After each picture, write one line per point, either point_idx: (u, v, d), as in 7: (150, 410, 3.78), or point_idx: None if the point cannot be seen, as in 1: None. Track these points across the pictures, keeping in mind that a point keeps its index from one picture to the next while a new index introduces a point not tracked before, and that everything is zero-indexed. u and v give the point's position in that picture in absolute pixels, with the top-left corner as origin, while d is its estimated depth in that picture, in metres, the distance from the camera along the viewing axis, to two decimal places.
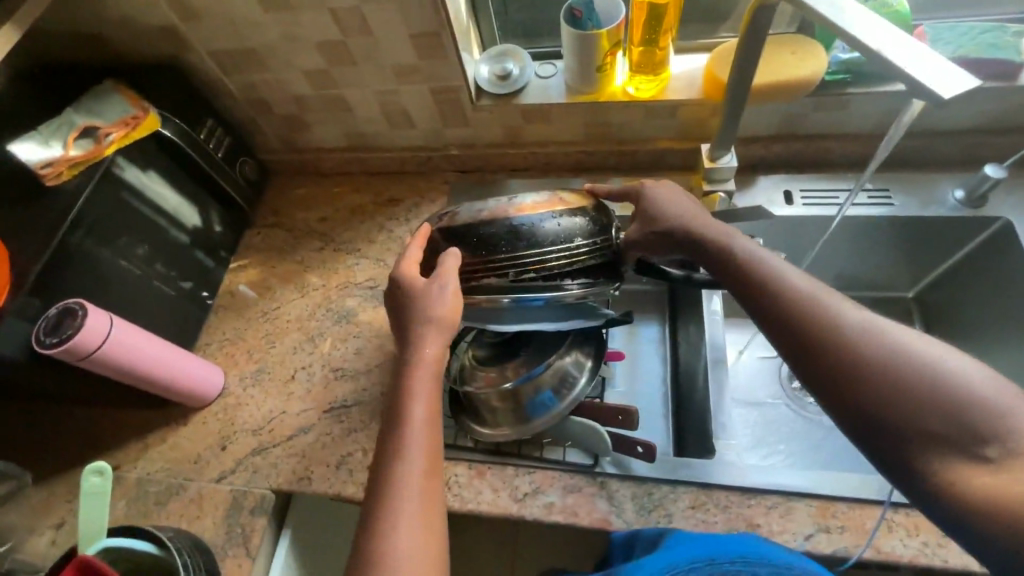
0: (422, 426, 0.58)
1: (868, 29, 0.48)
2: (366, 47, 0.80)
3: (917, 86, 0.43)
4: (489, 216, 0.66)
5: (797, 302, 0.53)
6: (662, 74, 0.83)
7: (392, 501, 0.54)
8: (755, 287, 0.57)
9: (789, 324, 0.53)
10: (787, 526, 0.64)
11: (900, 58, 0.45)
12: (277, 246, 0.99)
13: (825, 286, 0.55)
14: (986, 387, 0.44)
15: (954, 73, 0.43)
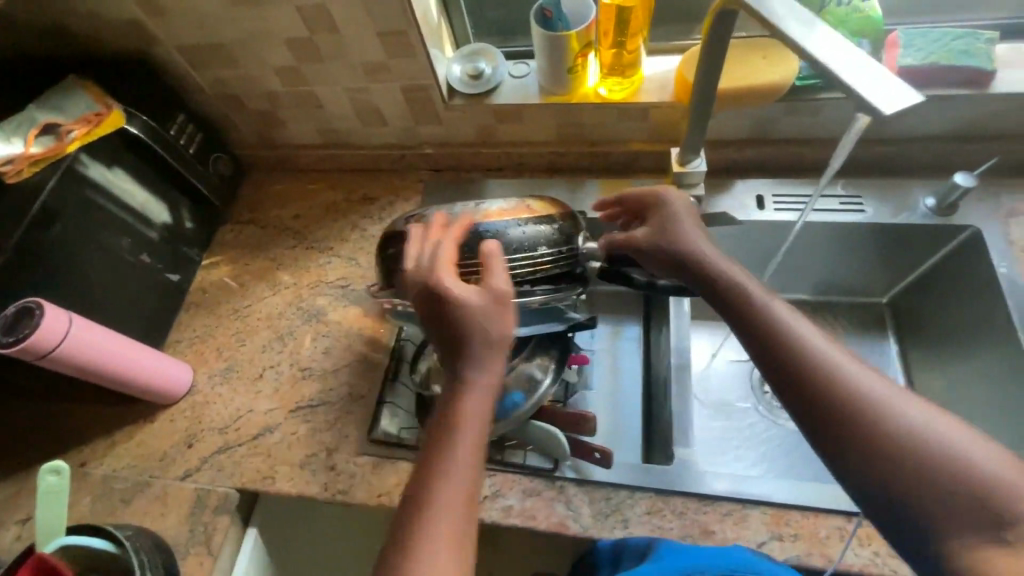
0: (471, 452, 0.52)
1: (822, 44, 0.48)
2: (335, 44, 0.79)
3: (864, 103, 0.43)
4: (455, 221, 0.66)
5: (811, 362, 0.50)
6: (633, 76, 0.82)
7: (427, 523, 0.48)
8: (764, 337, 0.53)
9: (803, 385, 0.50)
10: (740, 533, 0.65)
11: (849, 74, 0.45)
12: (250, 244, 0.98)
13: (839, 344, 0.52)
14: (1000, 464, 0.42)
15: (900, 90, 0.43)
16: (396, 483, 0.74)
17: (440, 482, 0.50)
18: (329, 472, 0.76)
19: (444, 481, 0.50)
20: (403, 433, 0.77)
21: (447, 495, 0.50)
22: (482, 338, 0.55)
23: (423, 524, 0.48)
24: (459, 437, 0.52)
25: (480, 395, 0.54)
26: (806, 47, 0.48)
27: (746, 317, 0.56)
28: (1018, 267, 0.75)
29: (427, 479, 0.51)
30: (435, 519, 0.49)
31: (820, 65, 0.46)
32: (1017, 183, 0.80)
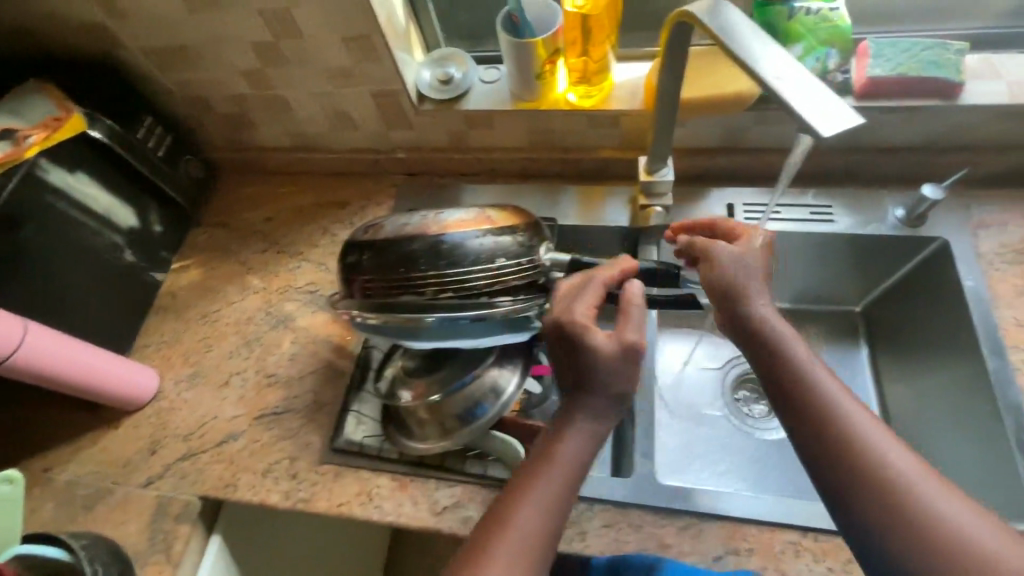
0: (554, 499, 0.55)
1: (771, 64, 0.47)
2: (300, 48, 0.79)
3: (801, 121, 0.43)
4: (412, 232, 0.65)
5: (897, 491, 0.46)
6: (603, 83, 0.81)
7: (495, 544, 0.52)
8: (839, 451, 0.49)
9: (880, 514, 0.46)
10: (697, 547, 0.65)
11: (791, 92, 0.44)
12: (220, 248, 0.97)
13: (928, 467, 0.47)
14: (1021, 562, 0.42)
15: (841, 113, 0.43)
16: (357, 493, 0.74)
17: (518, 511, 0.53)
18: (291, 481, 0.75)
19: (521, 515, 0.53)
20: (365, 440, 0.77)
21: (522, 533, 0.52)
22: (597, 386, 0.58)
23: (491, 549, 0.51)
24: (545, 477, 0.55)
25: (577, 443, 0.57)
26: (755, 67, 0.48)
27: (819, 423, 0.51)
28: (984, 280, 0.75)
29: (508, 509, 0.54)
30: (505, 546, 0.52)
31: (763, 81, 0.46)
32: (986, 194, 0.80)
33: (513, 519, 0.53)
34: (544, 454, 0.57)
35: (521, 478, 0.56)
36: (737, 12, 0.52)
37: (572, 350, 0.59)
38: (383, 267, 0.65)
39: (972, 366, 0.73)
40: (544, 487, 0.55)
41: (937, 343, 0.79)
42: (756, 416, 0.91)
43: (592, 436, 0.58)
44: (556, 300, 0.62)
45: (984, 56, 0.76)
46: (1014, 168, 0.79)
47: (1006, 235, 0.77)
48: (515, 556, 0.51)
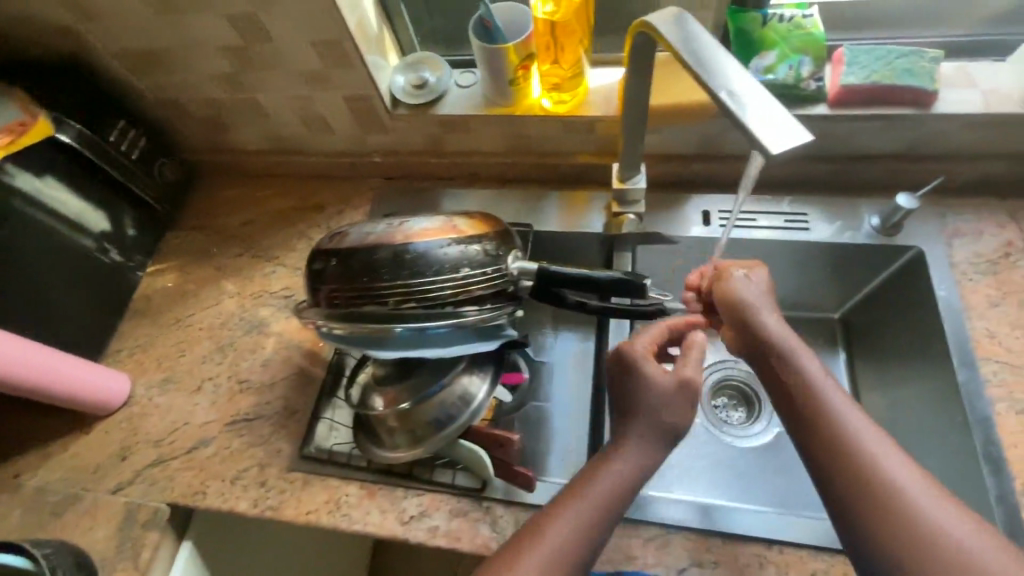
0: (592, 521, 0.55)
1: (726, 78, 0.47)
2: (271, 53, 0.78)
3: (749, 138, 0.42)
4: (376, 241, 0.64)
5: (898, 506, 0.46)
6: (578, 89, 0.80)
7: (526, 555, 0.53)
8: (843, 461, 0.49)
9: (878, 524, 0.46)
10: (661, 559, 0.64)
11: (741, 108, 0.44)
12: (195, 251, 0.97)
13: (932, 489, 0.46)
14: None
15: (790, 128, 0.42)
16: (325, 501, 0.73)
17: (553, 526, 0.55)
18: (261, 488, 0.75)
19: (554, 530, 0.54)
20: (335, 448, 0.77)
21: (552, 546, 0.53)
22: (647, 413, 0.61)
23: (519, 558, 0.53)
24: (583, 495, 0.56)
25: (615, 471, 0.58)
26: (710, 81, 0.47)
27: (825, 434, 0.51)
28: (957, 290, 0.74)
29: (543, 523, 0.55)
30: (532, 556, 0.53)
31: (716, 97, 0.46)
32: (961, 202, 0.80)
33: (546, 533, 0.54)
34: (585, 477, 0.58)
35: (564, 493, 0.57)
36: (692, 22, 0.52)
37: (628, 378, 0.62)
38: (346, 277, 0.64)
39: (942, 376, 0.72)
40: (582, 508, 0.56)
41: (909, 352, 0.79)
42: (733, 423, 0.91)
43: (634, 462, 0.59)
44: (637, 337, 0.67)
45: (960, 64, 0.76)
46: (989, 176, 0.78)
47: (980, 244, 0.77)
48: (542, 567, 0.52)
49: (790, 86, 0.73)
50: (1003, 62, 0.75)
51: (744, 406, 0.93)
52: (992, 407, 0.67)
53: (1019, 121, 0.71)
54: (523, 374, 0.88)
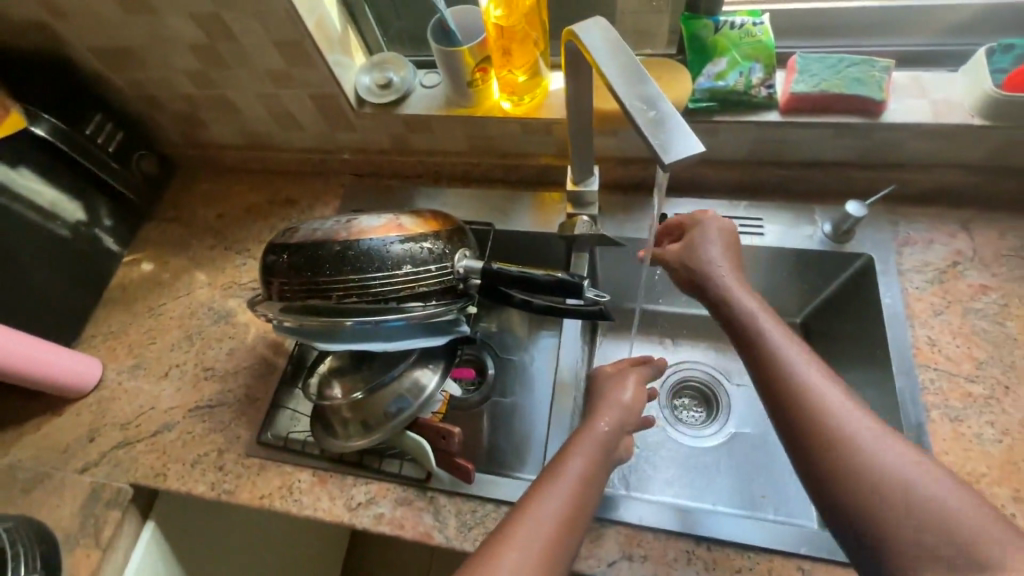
0: (577, 502, 0.57)
1: (633, 82, 0.50)
2: (237, 52, 0.81)
3: (648, 148, 0.46)
4: (323, 237, 0.66)
5: (801, 388, 0.51)
6: (536, 92, 0.82)
7: (518, 532, 0.53)
8: (757, 359, 0.55)
9: (783, 404, 0.51)
10: (594, 552, 0.66)
11: (645, 117, 0.47)
12: (171, 243, 1.00)
13: (832, 376, 0.52)
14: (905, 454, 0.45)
15: (685, 140, 0.46)
16: (278, 486, 0.76)
17: (542, 504, 0.55)
18: (218, 472, 0.78)
19: (544, 510, 0.55)
20: (291, 436, 0.80)
21: (543, 525, 0.54)
22: (606, 405, 0.66)
23: (511, 539, 0.53)
24: (564, 474, 0.58)
25: (588, 453, 0.60)
26: (618, 86, 0.50)
27: (745, 342, 0.58)
28: (902, 298, 0.75)
29: (531, 503, 0.56)
30: (529, 538, 0.53)
31: (622, 105, 0.49)
32: (914, 211, 0.80)
33: (538, 516, 0.54)
34: (563, 458, 0.60)
35: (546, 476, 0.59)
36: (604, 26, 0.53)
37: (608, 384, 0.69)
38: (294, 271, 0.67)
39: (883, 381, 0.73)
40: (567, 488, 0.57)
41: (856, 358, 0.79)
42: (690, 422, 0.90)
43: (603, 443, 0.62)
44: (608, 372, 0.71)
45: (912, 73, 0.77)
46: (941, 186, 0.79)
47: (930, 253, 0.77)
48: (538, 548, 0.53)
49: (739, 93, 0.75)
50: (956, 72, 0.76)
51: (704, 405, 0.92)
52: (927, 414, 0.68)
53: (965, 132, 0.72)
54: (487, 371, 0.93)
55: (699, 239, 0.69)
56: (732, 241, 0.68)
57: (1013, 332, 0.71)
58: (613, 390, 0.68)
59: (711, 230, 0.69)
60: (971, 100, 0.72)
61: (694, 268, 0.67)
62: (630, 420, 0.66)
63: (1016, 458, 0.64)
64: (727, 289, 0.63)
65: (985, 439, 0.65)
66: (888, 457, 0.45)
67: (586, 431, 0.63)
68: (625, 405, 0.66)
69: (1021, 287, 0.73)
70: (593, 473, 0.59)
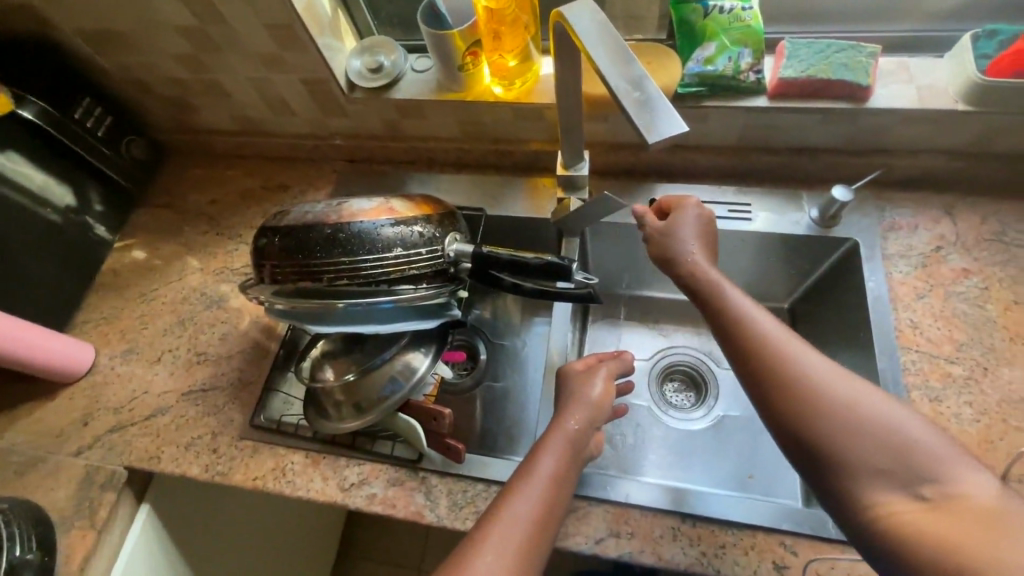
0: (549, 499, 0.58)
1: (619, 65, 0.50)
2: (226, 34, 0.80)
3: (634, 129, 0.47)
4: (313, 220, 0.67)
5: (770, 349, 0.53)
6: (527, 77, 0.82)
7: (496, 524, 0.55)
8: (723, 321, 0.58)
9: (750, 359, 0.54)
10: (582, 529, 0.68)
11: (631, 98, 0.48)
12: (162, 228, 1.00)
13: (789, 328, 0.55)
14: (871, 400, 0.48)
15: (670, 120, 0.46)
16: (272, 467, 0.77)
17: (516, 504, 0.56)
18: (212, 455, 0.79)
19: (517, 509, 0.56)
20: (284, 419, 0.81)
21: (518, 525, 0.55)
22: (573, 403, 0.67)
23: (486, 539, 0.54)
24: (537, 473, 0.59)
25: (558, 451, 0.62)
26: (605, 69, 0.50)
27: (710, 308, 0.59)
28: (886, 282, 0.76)
29: (505, 505, 0.57)
30: (509, 528, 0.55)
31: (610, 88, 0.49)
32: (898, 196, 0.82)
33: (510, 512, 0.56)
34: (535, 457, 0.61)
35: (523, 468, 0.60)
36: (592, 8, 0.53)
37: (577, 382, 0.70)
38: (285, 254, 0.67)
39: (865, 363, 0.75)
40: (538, 487, 0.58)
41: (840, 340, 0.81)
42: (679, 405, 0.91)
43: (574, 442, 0.64)
44: (577, 369, 0.72)
45: (899, 59, 0.78)
46: (925, 172, 0.81)
47: (914, 238, 0.79)
48: (518, 540, 0.54)
49: (727, 79, 0.75)
50: (942, 57, 0.77)
51: (693, 390, 0.93)
52: (907, 394, 0.69)
53: (951, 117, 0.73)
54: (480, 356, 0.94)
55: (677, 223, 0.68)
56: (710, 228, 0.69)
57: (993, 315, 0.72)
58: (582, 388, 0.69)
59: (691, 216, 0.69)
60: (955, 86, 0.73)
61: (664, 243, 0.68)
62: (600, 417, 0.68)
63: (992, 436, 0.65)
64: (690, 258, 0.65)
65: (963, 419, 0.67)
66: (848, 396, 0.49)
67: (557, 430, 0.64)
68: (594, 403, 0.67)
69: (1002, 271, 0.75)
70: (564, 469, 0.61)
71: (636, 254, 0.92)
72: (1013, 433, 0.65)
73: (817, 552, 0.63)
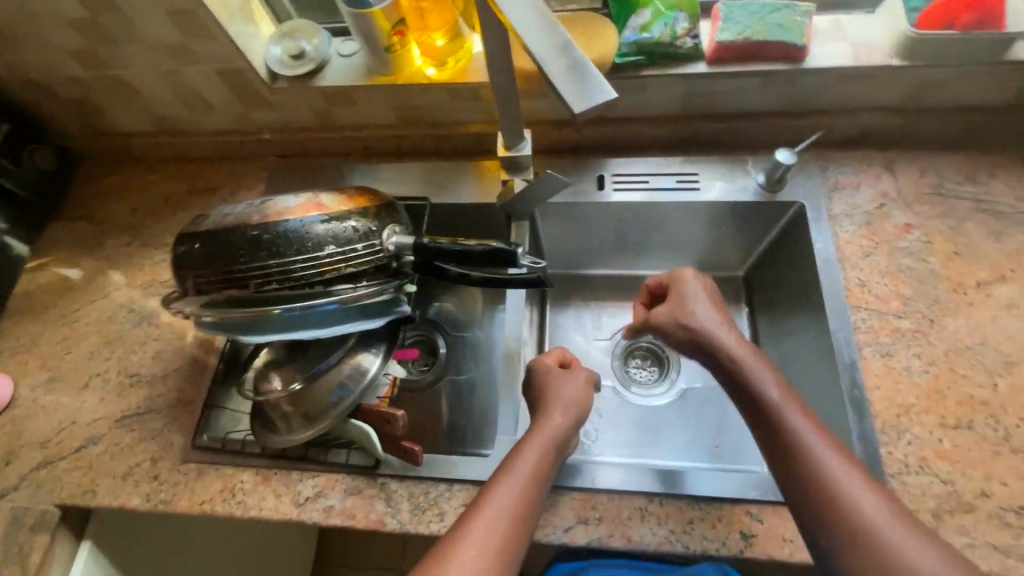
0: (530, 492, 0.56)
1: (540, 26, 0.45)
2: (125, 26, 0.74)
3: (559, 97, 0.43)
4: (233, 222, 0.62)
5: (811, 468, 0.52)
6: (460, 55, 0.78)
7: (477, 519, 0.53)
8: (775, 433, 0.55)
9: (791, 476, 0.53)
10: (550, 520, 0.66)
11: (554, 64, 0.44)
12: (81, 243, 0.92)
13: (832, 442, 0.54)
14: (906, 541, 0.47)
15: (594, 86, 0.43)
16: (220, 489, 0.72)
17: (500, 492, 0.55)
18: (153, 482, 0.73)
19: (499, 502, 0.54)
20: (230, 436, 0.77)
21: (501, 512, 0.53)
22: (554, 400, 0.66)
23: (469, 525, 0.52)
24: (519, 464, 0.58)
25: (541, 445, 0.60)
26: (526, 31, 0.45)
27: (756, 408, 0.58)
28: (834, 243, 0.76)
29: (488, 493, 0.55)
30: (490, 523, 0.52)
31: (529, 52, 0.45)
32: (840, 156, 0.82)
33: (492, 505, 0.54)
34: (518, 450, 0.60)
35: (506, 463, 0.58)
36: None
37: (554, 376, 0.69)
38: (207, 261, 0.62)
39: (819, 325, 0.75)
40: (520, 479, 0.56)
41: (795, 304, 0.81)
42: (642, 381, 0.90)
43: (557, 437, 0.62)
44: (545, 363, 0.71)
45: (833, 17, 0.77)
46: (864, 130, 0.81)
47: (857, 196, 0.79)
48: (498, 535, 0.52)
49: (664, 46, 0.73)
50: (874, 12, 0.77)
51: (657, 364, 0.92)
52: (860, 352, 0.70)
53: (886, 73, 0.73)
54: (439, 351, 0.91)
55: (689, 298, 0.69)
56: (716, 295, 0.70)
57: (936, 267, 0.73)
58: (563, 384, 0.68)
59: (692, 287, 0.70)
60: (889, 42, 0.73)
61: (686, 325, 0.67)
62: (582, 416, 0.66)
63: (941, 387, 0.67)
64: (735, 350, 0.63)
65: (913, 371, 0.68)
66: (878, 520, 0.48)
67: (539, 425, 0.63)
68: (570, 399, 0.66)
69: (942, 223, 0.76)
70: (546, 476, 0.59)
71: (587, 233, 0.90)
72: (961, 381, 0.67)
73: (782, 517, 0.63)
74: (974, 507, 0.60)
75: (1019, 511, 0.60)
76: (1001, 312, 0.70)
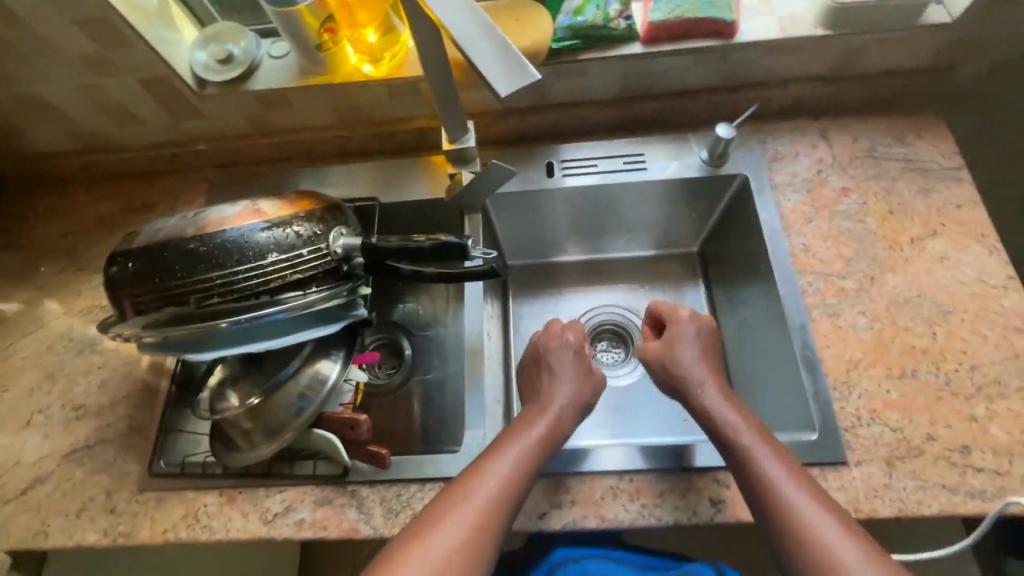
0: (520, 467, 0.58)
1: (463, 11, 0.45)
2: (33, 38, 0.69)
3: (486, 81, 0.42)
4: (168, 236, 0.59)
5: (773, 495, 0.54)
6: (396, 48, 0.76)
7: (461, 495, 0.54)
8: (750, 476, 0.56)
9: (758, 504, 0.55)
10: (525, 508, 0.66)
11: (477, 49, 0.43)
12: (10, 274, 0.86)
13: (796, 471, 0.55)
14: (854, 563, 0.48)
15: (518, 66, 0.42)
16: (182, 515, 0.69)
17: (488, 471, 0.56)
18: (109, 516, 0.70)
19: (484, 479, 0.56)
20: (189, 460, 0.73)
21: (487, 490, 0.55)
22: (568, 375, 0.67)
23: (457, 502, 0.54)
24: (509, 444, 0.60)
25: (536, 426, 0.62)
26: (449, 18, 0.44)
27: (724, 441, 0.60)
28: (778, 212, 0.79)
29: (477, 473, 0.57)
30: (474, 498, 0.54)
31: (453, 40, 0.44)
32: (777, 128, 0.84)
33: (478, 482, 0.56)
34: (509, 433, 0.61)
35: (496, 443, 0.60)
36: None
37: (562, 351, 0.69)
38: (144, 280, 0.59)
39: (770, 292, 0.77)
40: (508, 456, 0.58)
41: (747, 274, 0.83)
42: (608, 363, 0.91)
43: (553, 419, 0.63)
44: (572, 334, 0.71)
45: None
46: (797, 101, 0.84)
47: (796, 164, 0.82)
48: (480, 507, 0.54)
49: (597, 29, 0.74)
50: None
51: (622, 345, 0.93)
52: (808, 315, 0.72)
53: (812, 43, 0.75)
54: (404, 352, 0.90)
55: (678, 340, 0.69)
56: (708, 339, 0.70)
57: (873, 227, 0.76)
58: (570, 367, 0.68)
59: (682, 331, 0.70)
60: (813, 13, 0.75)
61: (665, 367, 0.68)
62: (587, 391, 0.67)
63: (885, 340, 0.70)
64: (712, 395, 0.63)
65: (858, 327, 0.71)
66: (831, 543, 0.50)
67: (538, 407, 0.64)
68: (582, 370, 0.68)
69: (876, 184, 0.79)
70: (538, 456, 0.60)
71: (544, 220, 0.90)
72: (902, 333, 0.70)
73: None
74: (922, 451, 0.63)
75: (963, 450, 0.63)
76: (934, 265, 0.73)
